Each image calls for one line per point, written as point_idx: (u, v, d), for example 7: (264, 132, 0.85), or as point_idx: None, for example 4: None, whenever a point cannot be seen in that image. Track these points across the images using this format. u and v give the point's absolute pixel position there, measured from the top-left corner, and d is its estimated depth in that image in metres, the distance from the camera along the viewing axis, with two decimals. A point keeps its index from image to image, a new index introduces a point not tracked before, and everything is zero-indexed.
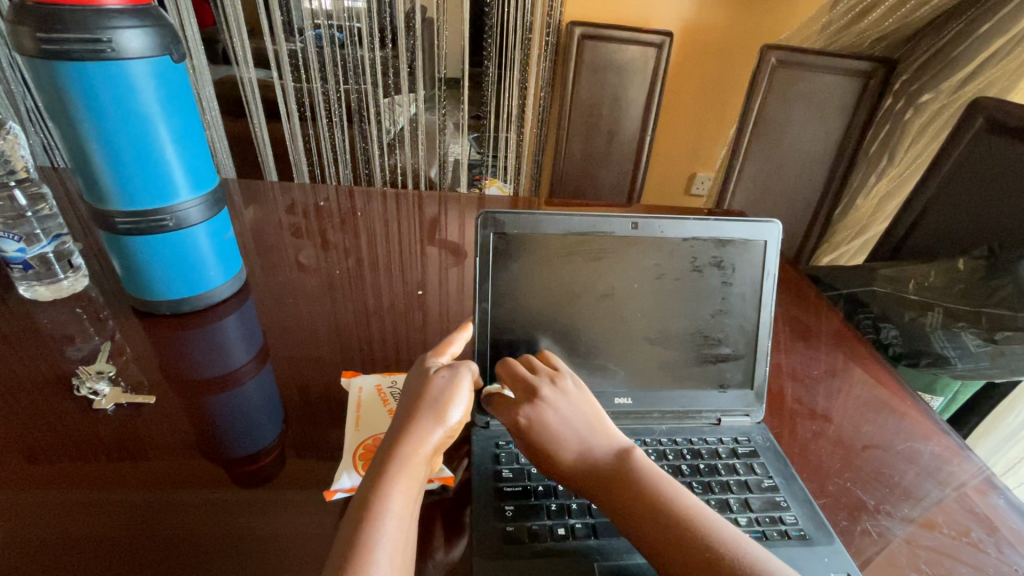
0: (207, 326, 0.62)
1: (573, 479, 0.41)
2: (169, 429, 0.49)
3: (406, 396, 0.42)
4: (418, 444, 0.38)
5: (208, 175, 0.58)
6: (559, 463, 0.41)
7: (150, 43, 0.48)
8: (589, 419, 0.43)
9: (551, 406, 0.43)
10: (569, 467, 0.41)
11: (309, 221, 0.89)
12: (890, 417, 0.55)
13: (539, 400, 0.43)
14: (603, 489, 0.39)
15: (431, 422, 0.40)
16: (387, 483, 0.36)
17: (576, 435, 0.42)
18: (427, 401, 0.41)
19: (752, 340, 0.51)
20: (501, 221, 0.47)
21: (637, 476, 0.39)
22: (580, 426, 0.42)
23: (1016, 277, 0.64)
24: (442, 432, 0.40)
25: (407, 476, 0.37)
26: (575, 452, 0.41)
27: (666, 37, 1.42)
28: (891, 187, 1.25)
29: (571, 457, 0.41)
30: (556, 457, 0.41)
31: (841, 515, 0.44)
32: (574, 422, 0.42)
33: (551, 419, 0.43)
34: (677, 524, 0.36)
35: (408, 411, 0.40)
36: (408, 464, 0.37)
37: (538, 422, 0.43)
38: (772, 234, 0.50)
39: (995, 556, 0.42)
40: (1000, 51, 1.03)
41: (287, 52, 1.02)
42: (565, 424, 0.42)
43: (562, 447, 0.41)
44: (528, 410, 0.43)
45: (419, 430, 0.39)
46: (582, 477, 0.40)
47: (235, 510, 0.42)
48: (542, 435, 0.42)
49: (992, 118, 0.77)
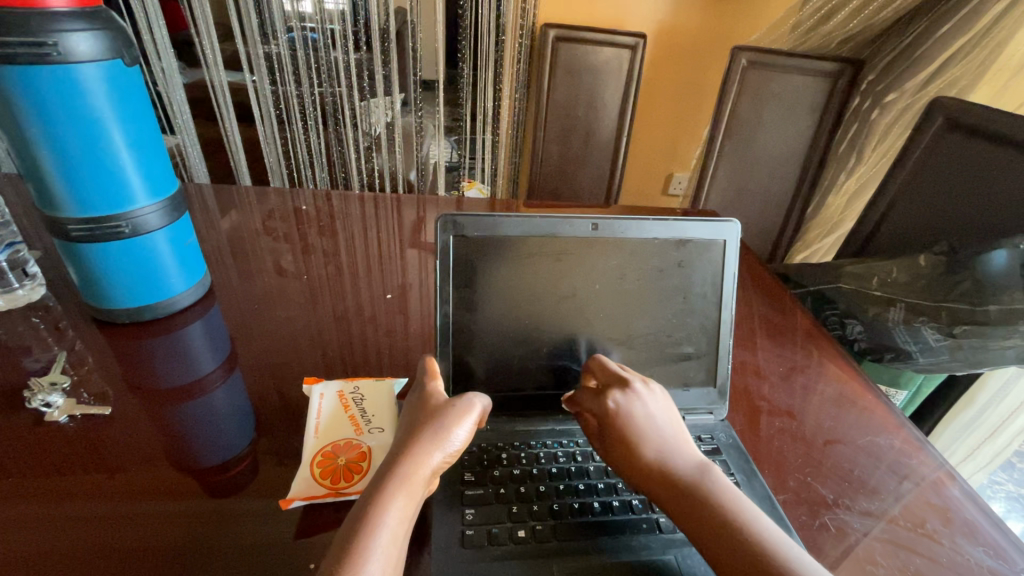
0: (170, 334, 0.61)
1: (645, 473, 0.42)
2: (127, 440, 0.48)
3: (413, 416, 0.42)
4: (417, 464, 0.38)
5: (167, 181, 0.58)
6: (636, 456, 0.43)
7: (100, 46, 0.47)
8: (674, 423, 0.45)
9: (644, 401, 0.45)
10: (645, 462, 0.42)
11: (283, 225, 0.87)
12: (852, 412, 0.56)
13: (631, 391, 0.45)
14: (671, 488, 0.41)
15: (437, 439, 0.40)
16: (384, 496, 0.36)
17: (659, 434, 0.44)
18: (435, 419, 0.41)
19: (714, 339, 0.52)
20: (460, 224, 0.46)
21: (713, 488, 0.40)
22: (664, 429, 0.44)
23: (973, 272, 0.63)
24: (449, 449, 0.40)
25: (405, 493, 0.37)
26: (653, 451, 0.43)
27: (640, 38, 1.43)
28: (858, 186, 1.28)
29: (649, 451, 0.43)
30: (634, 450, 0.43)
31: (801, 511, 0.45)
32: (655, 421, 0.45)
33: (637, 413, 0.45)
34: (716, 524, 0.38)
35: (413, 429, 0.41)
36: (408, 483, 0.37)
37: (621, 415, 0.44)
38: (731, 234, 0.51)
39: (949, 548, 0.43)
40: (958, 52, 1.06)
41: (261, 55, 1.00)
42: (652, 421, 0.44)
43: (643, 442, 0.43)
44: (619, 397, 0.45)
45: (424, 449, 0.39)
46: (654, 477, 0.42)
47: (193, 521, 0.41)
48: (626, 425, 0.44)
49: (952, 119, 0.80)
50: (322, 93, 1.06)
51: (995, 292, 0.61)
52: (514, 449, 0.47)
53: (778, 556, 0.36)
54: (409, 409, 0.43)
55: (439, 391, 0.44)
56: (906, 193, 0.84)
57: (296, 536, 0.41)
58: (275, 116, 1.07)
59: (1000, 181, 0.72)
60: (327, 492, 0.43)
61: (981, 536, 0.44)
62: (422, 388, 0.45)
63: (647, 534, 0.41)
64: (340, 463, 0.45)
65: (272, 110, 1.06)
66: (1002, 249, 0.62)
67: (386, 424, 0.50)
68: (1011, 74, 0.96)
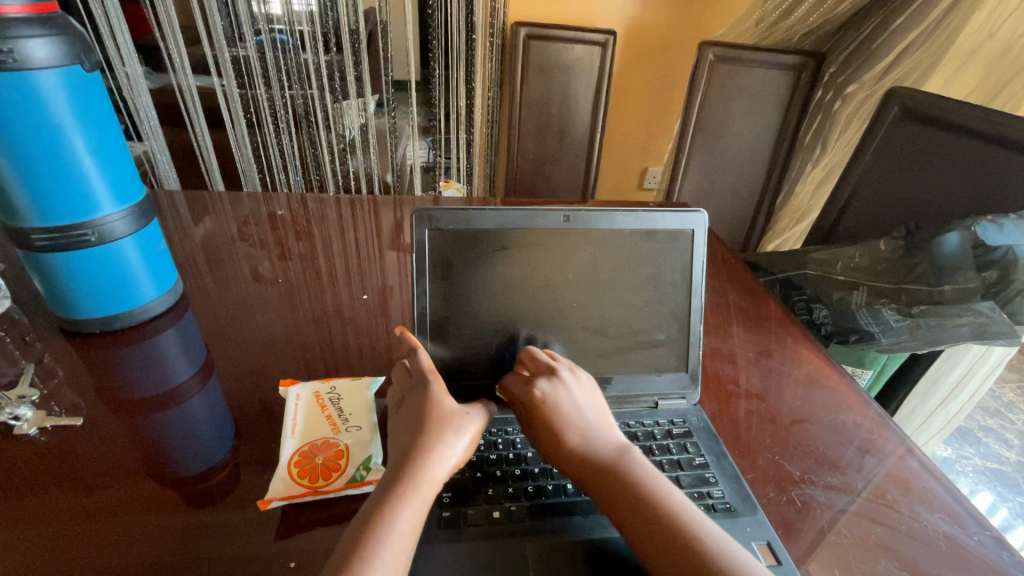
0: (142, 342, 0.60)
1: (572, 461, 0.43)
2: (101, 453, 0.47)
3: (417, 416, 0.42)
4: (430, 471, 0.39)
5: (134, 188, 0.57)
6: (562, 444, 0.43)
7: (57, 52, 0.47)
8: (602, 412, 0.46)
9: (575, 388, 0.46)
10: (571, 451, 0.43)
11: (257, 230, 0.87)
12: (819, 392, 0.58)
13: (558, 380, 0.46)
14: (599, 476, 0.41)
15: (445, 446, 0.41)
16: (395, 505, 0.37)
17: (585, 422, 0.44)
18: (443, 422, 0.42)
19: (685, 326, 0.53)
20: (434, 217, 0.47)
21: (638, 477, 0.41)
22: (591, 417, 0.45)
23: (928, 254, 0.67)
24: (454, 456, 0.41)
25: (417, 501, 0.37)
26: (579, 438, 0.43)
27: (610, 35, 1.44)
28: (825, 174, 1.31)
29: (575, 440, 0.43)
30: (562, 438, 0.44)
31: (769, 488, 0.46)
32: (583, 408, 0.45)
33: (563, 401, 0.45)
34: (655, 509, 0.39)
35: (419, 432, 0.41)
36: (420, 491, 0.38)
37: (547, 403, 0.45)
38: (699, 223, 0.52)
39: (908, 515, 0.45)
40: (914, 42, 1.09)
41: (229, 58, 0.98)
42: (579, 409, 0.45)
43: (569, 429, 0.44)
44: (545, 386, 0.46)
45: (435, 455, 0.40)
46: (579, 463, 0.42)
47: (173, 532, 0.41)
48: (553, 412, 0.45)
49: (904, 107, 0.83)
50: (293, 96, 1.03)
51: (949, 272, 0.65)
52: (491, 435, 0.48)
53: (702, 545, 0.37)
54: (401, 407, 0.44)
55: (444, 393, 0.44)
56: (866, 182, 0.87)
57: (277, 534, 0.41)
58: (244, 119, 1.04)
59: (952, 167, 0.75)
60: (305, 490, 0.43)
61: (937, 503, 0.46)
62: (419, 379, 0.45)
63: None
64: (318, 462, 0.46)
65: (241, 113, 1.04)
66: (954, 231, 0.65)
67: (364, 424, 0.50)
68: (962, 63, 0.99)
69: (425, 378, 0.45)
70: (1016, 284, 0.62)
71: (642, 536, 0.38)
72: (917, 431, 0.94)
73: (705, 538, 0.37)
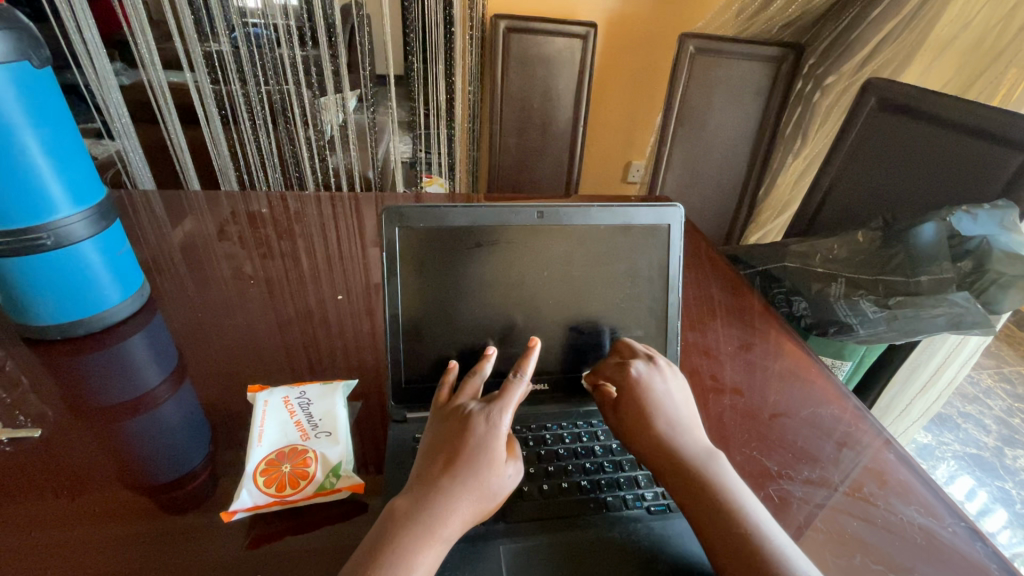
0: (109, 348, 0.59)
1: (655, 444, 0.43)
2: (66, 463, 0.45)
3: (453, 447, 0.38)
4: (443, 513, 0.36)
5: (93, 190, 0.55)
6: (649, 426, 0.44)
7: (5, 47, 0.44)
8: (690, 405, 0.47)
9: (671, 376, 0.47)
10: (657, 435, 0.44)
11: (229, 230, 0.85)
12: (797, 385, 0.58)
13: (655, 366, 0.48)
14: (678, 464, 0.42)
15: (473, 486, 0.37)
16: (401, 548, 0.34)
17: (674, 410, 0.45)
18: (482, 455, 0.38)
19: (662, 322, 0.52)
20: (406, 215, 0.46)
21: (716, 473, 0.41)
22: (681, 409, 0.46)
23: (906, 245, 0.68)
24: (485, 498, 0.38)
25: (426, 547, 0.35)
26: (668, 426, 0.44)
27: (591, 27, 1.43)
28: (805, 165, 1.32)
29: (662, 425, 0.44)
30: (649, 420, 0.44)
31: (746, 484, 0.46)
32: (675, 397, 0.46)
33: (657, 385, 0.46)
34: (730, 507, 0.39)
35: (446, 465, 0.37)
36: (431, 536, 0.35)
37: (642, 385, 0.46)
38: (675, 218, 0.51)
39: (884, 508, 0.45)
40: (892, 33, 1.10)
41: (201, 53, 0.93)
42: (670, 395, 0.46)
43: (657, 413, 0.45)
44: (643, 370, 0.47)
45: (456, 497, 0.36)
46: (662, 447, 0.43)
47: (140, 542, 0.39)
48: (646, 393, 0.46)
49: (882, 97, 0.83)
50: (269, 91, 0.99)
51: (926, 263, 0.66)
52: None
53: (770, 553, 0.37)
54: (450, 415, 0.41)
55: (497, 430, 0.39)
56: (844, 174, 0.88)
57: (246, 546, 0.39)
58: (220, 115, 1.00)
59: (927, 157, 0.76)
60: (271, 500, 0.41)
61: (913, 495, 0.46)
62: (487, 401, 0.41)
63: (594, 512, 0.43)
64: (285, 471, 0.43)
65: (215, 108, 0.99)
66: (930, 222, 0.66)
67: (335, 428, 0.47)
68: (937, 54, 1.00)
69: (490, 403, 0.41)
70: (992, 273, 0.63)
71: (714, 530, 0.38)
72: (896, 419, 0.95)
73: (774, 545, 0.37)
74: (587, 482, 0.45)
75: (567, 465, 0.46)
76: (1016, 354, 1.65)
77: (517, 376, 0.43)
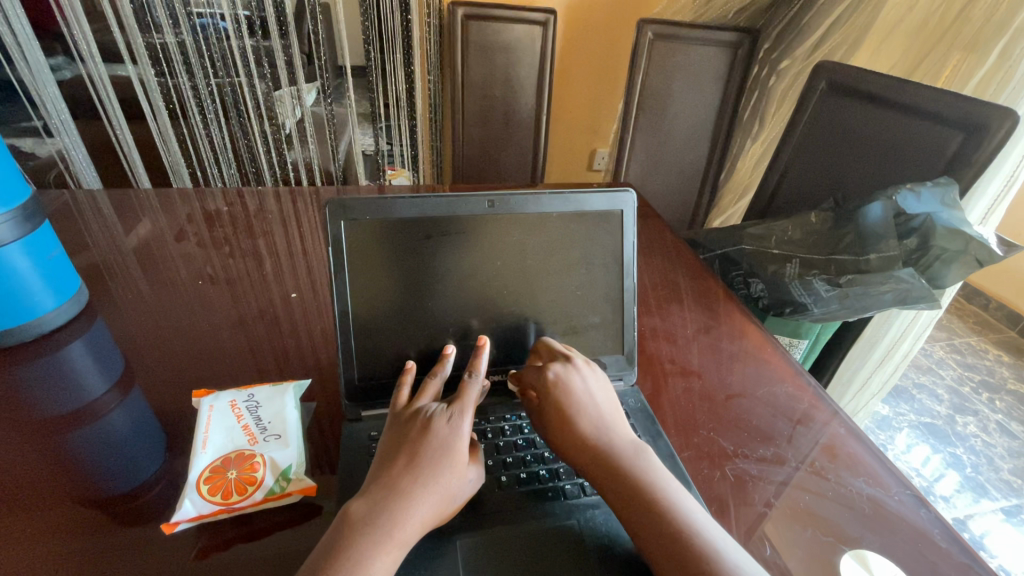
0: (46, 359, 0.55)
1: (580, 446, 0.42)
2: (5, 481, 0.43)
3: (413, 450, 0.38)
4: (403, 514, 0.35)
5: (15, 190, 0.52)
6: (573, 428, 0.43)
7: None
8: (613, 403, 0.46)
9: (592, 373, 0.46)
10: (581, 436, 0.43)
11: (175, 230, 0.81)
12: (752, 364, 0.59)
13: (572, 364, 0.47)
14: (605, 464, 0.41)
15: (434, 488, 0.37)
16: (356, 552, 0.33)
17: (597, 408, 0.44)
18: (444, 457, 0.38)
19: (619, 307, 0.52)
20: (351, 208, 0.44)
21: (645, 470, 0.41)
22: (605, 408, 0.45)
23: (857, 225, 0.70)
24: (446, 500, 0.37)
25: (385, 548, 0.34)
26: (593, 426, 0.43)
27: (550, 14, 1.41)
28: (764, 149, 1.35)
29: (586, 425, 0.43)
30: (573, 421, 0.43)
31: (703, 465, 0.47)
32: (597, 394, 0.45)
33: (576, 384, 0.45)
34: (661, 505, 0.38)
35: (407, 468, 0.37)
36: (391, 537, 0.34)
37: (559, 385, 0.45)
38: (629, 203, 0.51)
39: (835, 482, 0.46)
40: (840, 18, 1.15)
41: (143, 45, 0.87)
42: (590, 393, 0.45)
43: (580, 413, 0.44)
44: (560, 370, 0.46)
45: (417, 498, 0.36)
46: (585, 448, 0.42)
47: (85, 560, 0.37)
48: (566, 394, 0.45)
49: (830, 80, 0.85)
50: (219, 83, 0.94)
51: (874, 241, 0.68)
52: None
53: (707, 550, 0.36)
54: (410, 416, 0.40)
55: (461, 432, 0.39)
56: (797, 157, 0.90)
57: (194, 557, 0.38)
58: (167, 111, 0.94)
59: (874, 138, 0.78)
60: (217, 509, 0.40)
61: (862, 467, 0.48)
62: (447, 403, 0.41)
63: (552, 501, 0.43)
64: (231, 478, 0.41)
65: (163, 104, 0.93)
66: (876, 202, 0.67)
67: (285, 430, 0.45)
68: (881, 38, 1.03)
69: (451, 406, 0.41)
70: (936, 249, 0.65)
71: (647, 535, 0.37)
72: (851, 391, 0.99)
73: (707, 541, 0.37)
74: (546, 471, 0.45)
75: (525, 455, 0.46)
76: (965, 326, 1.73)
77: (472, 376, 0.43)
